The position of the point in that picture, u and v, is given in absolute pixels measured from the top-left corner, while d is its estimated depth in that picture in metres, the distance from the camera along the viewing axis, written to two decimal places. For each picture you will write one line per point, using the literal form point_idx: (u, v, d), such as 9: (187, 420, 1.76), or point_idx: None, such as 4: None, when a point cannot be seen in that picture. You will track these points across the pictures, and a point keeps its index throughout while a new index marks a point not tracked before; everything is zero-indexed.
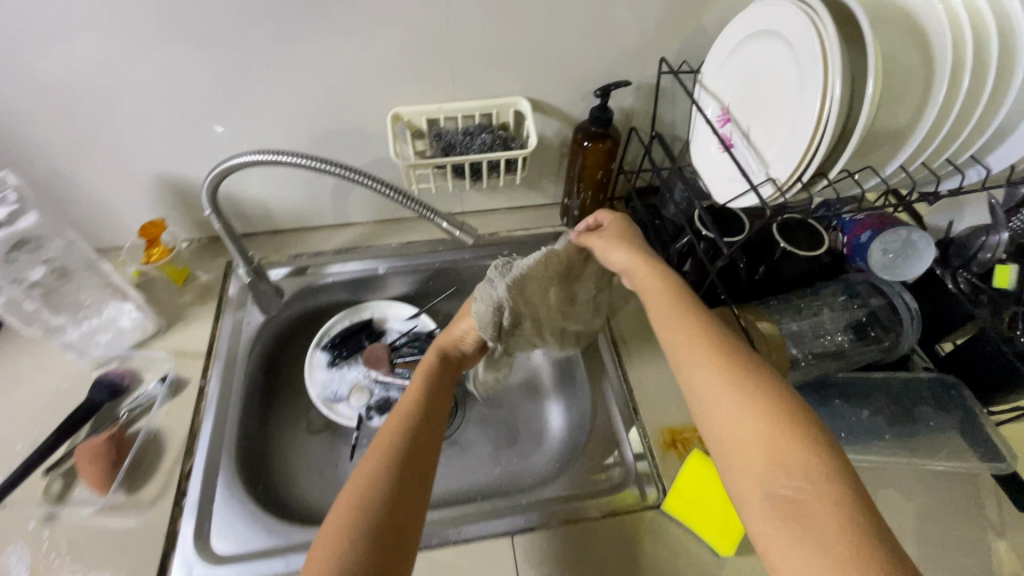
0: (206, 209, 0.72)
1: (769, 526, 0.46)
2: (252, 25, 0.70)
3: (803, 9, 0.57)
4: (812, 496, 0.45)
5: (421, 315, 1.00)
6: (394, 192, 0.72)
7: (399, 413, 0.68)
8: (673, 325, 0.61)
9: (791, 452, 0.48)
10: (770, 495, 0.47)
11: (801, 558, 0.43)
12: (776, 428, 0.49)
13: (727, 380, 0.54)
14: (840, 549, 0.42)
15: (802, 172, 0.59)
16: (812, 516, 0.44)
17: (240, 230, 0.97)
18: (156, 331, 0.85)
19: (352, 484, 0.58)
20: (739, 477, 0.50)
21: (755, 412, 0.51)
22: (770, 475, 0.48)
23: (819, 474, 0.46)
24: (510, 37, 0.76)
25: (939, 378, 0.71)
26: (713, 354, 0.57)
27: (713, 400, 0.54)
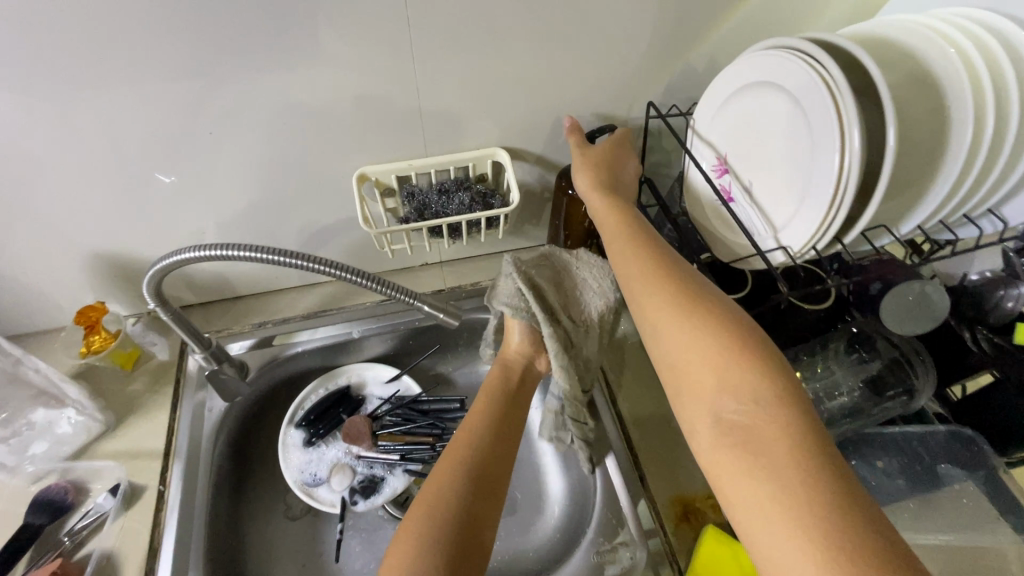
0: (149, 303, 0.64)
1: (719, 450, 0.48)
2: (196, 89, 0.63)
3: (820, 74, 0.53)
4: (757, 417, 0.47)
5: (402, 377, 0.92)
6: (365, 277, 0.64)
7: (471, 421, 0.68)
8: (628, 262, 0.62)
9: (738, 377, 0.49)
10: (717, 419, 0.49)
11: (742, 471, 0.46)
12: (724, 355, 0.51)
13: (677, 313, 0.55)
14: (780, 466, 0.44)
15: (819, 236, 0.57)
16: (757, 437, 0.46)
17: (194, 299, 0.88)
18: (104, 431, 0.76)
19: (426, 490, 0.59)
20: (690, 405, 0.52)
21: (703, 341, 0.52)
22: (718, 401, 0.50)
23: (763, 397, 0.48)
24: (483, 86, 0.71)
25: (956, 432, 0.67)
26: (664, 287, 0.58)
27: (665, 333, 0.55)
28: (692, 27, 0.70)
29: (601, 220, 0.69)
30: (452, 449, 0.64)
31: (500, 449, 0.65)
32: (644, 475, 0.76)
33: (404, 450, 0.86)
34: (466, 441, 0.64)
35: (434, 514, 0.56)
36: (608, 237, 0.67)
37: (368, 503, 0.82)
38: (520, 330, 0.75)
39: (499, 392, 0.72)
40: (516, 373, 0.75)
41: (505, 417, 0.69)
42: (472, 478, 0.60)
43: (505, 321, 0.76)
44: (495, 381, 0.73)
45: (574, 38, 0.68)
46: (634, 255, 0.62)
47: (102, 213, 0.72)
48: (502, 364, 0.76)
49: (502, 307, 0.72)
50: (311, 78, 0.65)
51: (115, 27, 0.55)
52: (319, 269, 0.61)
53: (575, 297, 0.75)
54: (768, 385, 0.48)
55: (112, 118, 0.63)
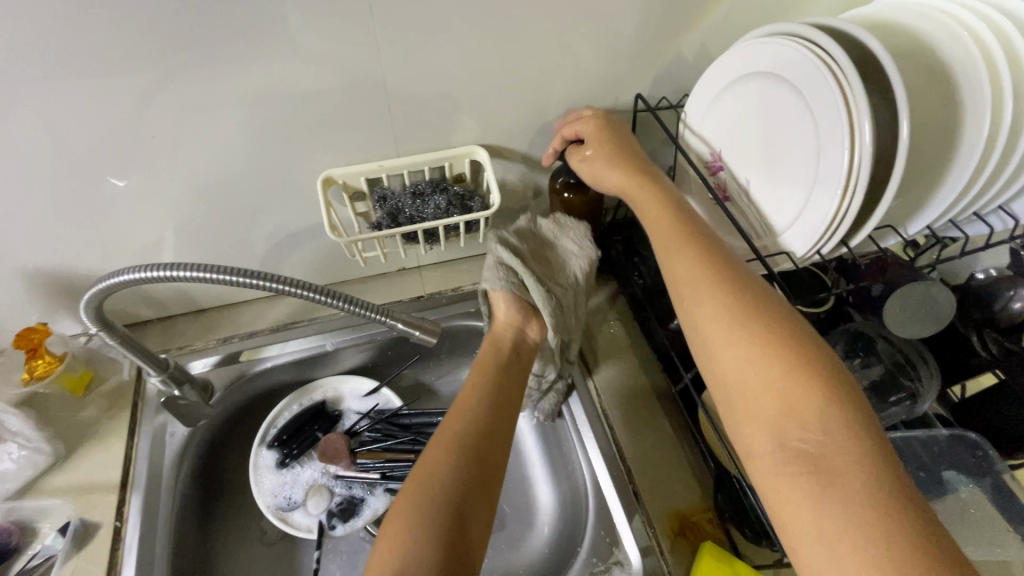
0: (89, 326, 0.59)
1: (782, 481, 0.43)
2: (135, 89, 0.56)
3: (830, 67, 0.50)
4: (829, 448, 0.42)
5: (381, 390, 0.87)
6: (327, 296, 0.60)
7: (460, 410, 0.60)
8: (673, 265, 0.57)
9: (807, 403, 0.44)
10: (782, 447, 0.44)
11: (814, 512, 0.41)
12: (791, 377, 0.46)
13: (736, 325, 0.50)
14: (855, 506, 0.39)
15: (827, 239, 0.54)
16: (828, 469, 0.41)
17: (152, 315, 0.82)
18: (52, 463, 0.69)
19: (407, 489, 0.52)
20: (747, 427, 0.47)
21: (768, 359, 0.47)
22: (783, 427, 0.45)
23: (836, 428, 0.43)
24: (456, 80, 0.66)
25: (961, 437, 0.64)
26: (719, 293, 0.52)
27: (720, 345, 0.50)
28: (682, 14, 0.65)
29: (641, 213, 0.63)
30: (438, 440, 0.57)
31: (496, 447, 0.57)
32: (637, 490, 0.71)
33: (384, 468, 0.80)
34: (453, 432, 0.57)
35: (417, 521, 0.49)
36: (653, 232, 0.61)
37: (348, 526, 0.77)
38: (506, 300, 0.69)
39: (489, 376, 0.64)
40: (507, 348, 0.69)
41: (500, 404, 0.62)
42: (462, 477, 0.53)
43: (489, 295, 0.70)
44: (484, 364, 0.66)
45: (555, 27, 0.63)
46: (680, 255, 0.57)
47: (39, 226, 0.65)
48: (491, 340, 0.69)
49: (486, 286, 0.68)
50: (266, 74, 0.59)
51: (32, 18, 0.48)
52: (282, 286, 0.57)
53: (560, 263, 0.72)
54: (842, 415, 0.43)
55: (40, 122, 0.56)
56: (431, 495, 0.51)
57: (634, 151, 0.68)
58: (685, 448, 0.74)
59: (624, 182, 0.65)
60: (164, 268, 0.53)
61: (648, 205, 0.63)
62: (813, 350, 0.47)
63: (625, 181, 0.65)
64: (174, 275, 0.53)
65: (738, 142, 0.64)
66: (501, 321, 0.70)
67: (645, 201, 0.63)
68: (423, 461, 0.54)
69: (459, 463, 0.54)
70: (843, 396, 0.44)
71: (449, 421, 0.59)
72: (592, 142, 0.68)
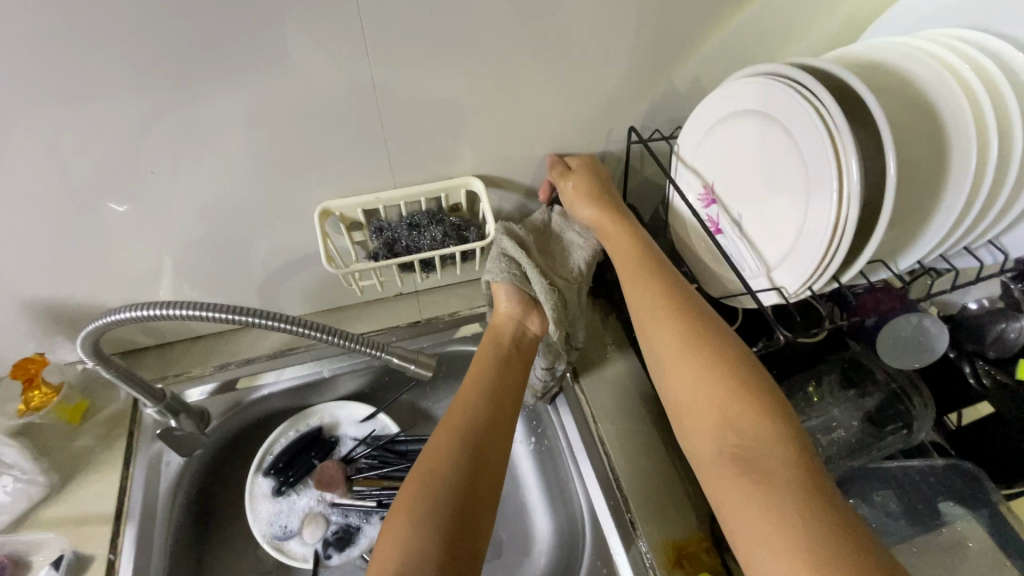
0: (86, 360, 0.59)
1: (722, 481, 0.50)
2: (135, 124, 0.57)
3: (817, 108, 0.51)
4: (760, 451, 0.49)
5: (379, 415, 0.87)
6: (322, 331, 0.63)
7: (461, 404, 0.64)
8: (637, 293, 0.64)
9: (743, 414, 0.51)
10: (721, 451, 0.51)
11: (747, 507, 0.47)
12: (731, 391, 0.53)
13: (687, 348, 0.57)
14: (781, 500, 0.45)
15: (818, 276, 0.55)
16: (758, 468, 0.48)
17: (149, 341, 0.82)
18: (48, 493, 0.69)
19: (416, 472, 0.57)
20: (695, 436, 0.54)
21: (712, 376, 0.54)
22: (723, 434, 0.52)
23: (766, 434, 0.50)
24: (452, 113, 0.67)
25: (957, 466, 0.65)
26: (673, 319, 0.60)
27: (673, 364, 0.58)
28: (671, 48, 0.67)
29: (611, 249, 0.71)
30: (442, 431, 0.61)
31: (495, 437, 0.62)
32: (634, 519, 0.70)
33: (381, 496, 0.80)
34: (458, 423, 0.62)
35: (421, 509, 0.54)
36: (620, 265, 0.68)
37: (344, 556, 0.77)
38: (508, 292, 0.72)
39: (491, 368, 0.68)
40: (508, 339, 0.72)
41: (499, 395, 0.66)
42: (463, 467, 0.57)
43: (492, 287, 0.74)
44: (485, 357, 0.70)
45: (547, 62, 0.64)
46: (641, 285, 0.64)
47: (38, 258, 0.66)
48: (493, 331, 0.73)
49: (488, 277, 0.72)
50: (263, 109, 0.60)
51: (36, 59, 0.50)
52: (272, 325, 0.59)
53: (564, 257, 0.76)
54: (773, 424, 0.50)
55: (42, 156, 0.57)
56: (435, 485, 0.56)
57: (606, 186, 0.74)
58: (682, 475, 0.73)
59: (599, 220, 0.73)
60: (165, 307, 0.55)
61: (618, 240, 0.70)
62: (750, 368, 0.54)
63: (601, 218, 0.72)
64: (176, 314, 0.55)
65: (731, 176, 0.65)
66: (502, 313, 0.73)
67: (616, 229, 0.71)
68: (427, 451, 0.59)
69: (464, 449, 0.59)
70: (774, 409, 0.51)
71: (453, 413, 0.63)
72: (573, 173, 0.74)
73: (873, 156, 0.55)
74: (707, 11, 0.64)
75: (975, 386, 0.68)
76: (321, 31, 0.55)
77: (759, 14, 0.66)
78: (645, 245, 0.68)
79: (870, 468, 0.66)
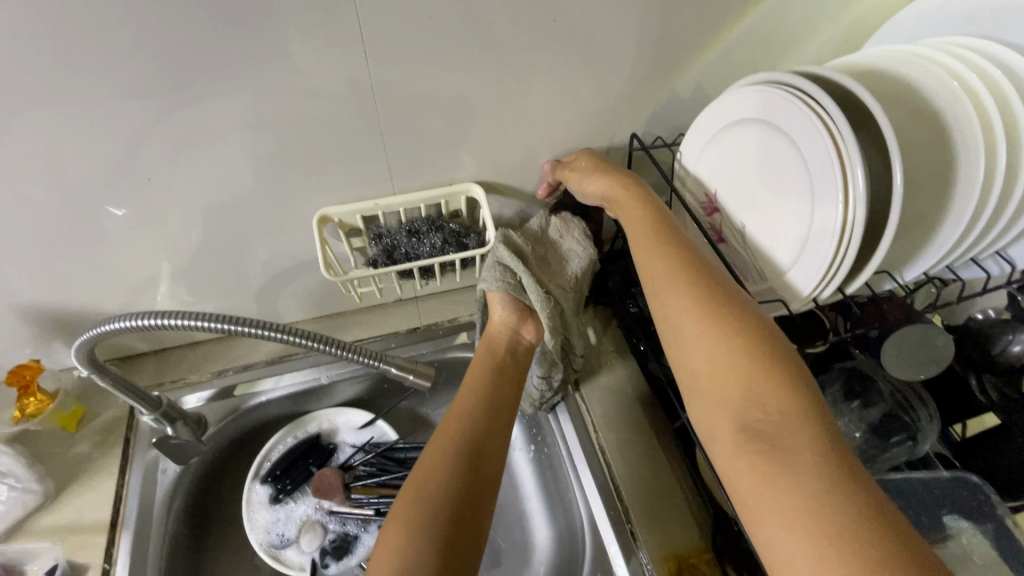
0: (81, 369, 0.59)
1: (742, 458, 0.48)
2: (133, 132, 0.57)
3: (822, 118, 0.50)
4: (783, 426, 0.47)
5: (377, 422, 0.86)
6: (319, 340, 0.63)
7: (457, 414, 0.63)
8: (651, 265, 0.61)
9: (764, 388, 0.49)
10: (741, 427, 0.49)
11: (771, 485, 0.44)
12: (753, 366, 0.50)
13: (707, 319, 0.54)
14: (805, 475, 0.43)
15: (823, 287, 0.54)
16: (781, 443, 0.46)
17: (147, 347, 0.81)
18: (43, 501, 0.69)
19: (411, 481, 0.57)
20: (713, 411, 0.51)
21: (734, 348, 0.52)
22: (744, 409, 0.49)
23: (788, 410, 0.47)
24: (453, 120, 0.66)
25: (962, 478, 0.64)
26: (692, 291, 0.57)
27: (691, 336, 0.55)
28: (673, 55, 0.66)
29: (625, 224, 0.68)
30: (440, 435, 0.61)
31: (490, 447, 0.61)
32: (634, 529, 0.69)
33: (378, 504, 0.80)
34: (453, 433, 0.61)
35: (416, 518, 0.53)
36: (632, 238, 0.65)
37: (341, 565, 0.77)
38: (503, 302, 0.71)
39: (487, 378, 0.67)
40: (502, 348, 0.71)
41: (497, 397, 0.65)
42: (460, 476, 0.57)
43: (486, 297, 0.73)
44: (479, 365, 0.69)
45: (548, 69, 0.64)
46: (657, 257, 0.61)
47: (36, 265, 0.66)
48: (487, 340, 0.72)
49: (483, 287, 0.71)
50: (261, 115, 0.59)
51: (34, 67, 0.50)
52: (268, 335, 0.59)
53: (562, 264, 0.75)
54: (796, 400, 0.48)
55: (38, 163, 0.56)
56: (433, 488, 0.55)
57: (614, 163, 0.71)
58: (682, 484, 0.72)
59: (611, 192, 0.69)
60: (169, 316, 0.55)
61: (633, 214, 0.67)
62: (769, 340, 0.52)
63: (612, 189, 0.69)
64: (179, 323, 0.56)
65: (733, 185, 0.64)
66: (496, 323, 0.72)
67: (628, 202, 0.68)
68: (425, 454, 0.59)
69: (459, 459, 0.58)
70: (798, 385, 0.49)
71: (448, 422, 0.63)
72: (578, 161, 0.72)
73: (878, 165, 0.55)
74: (709, 18, 0.63)
75: (980, 400, 0.68)
76: (319, 37, 0.55)
77: (762, 20, 0.65)
78: (660, 217, 0.65)
79: (880, 481, 0.65)
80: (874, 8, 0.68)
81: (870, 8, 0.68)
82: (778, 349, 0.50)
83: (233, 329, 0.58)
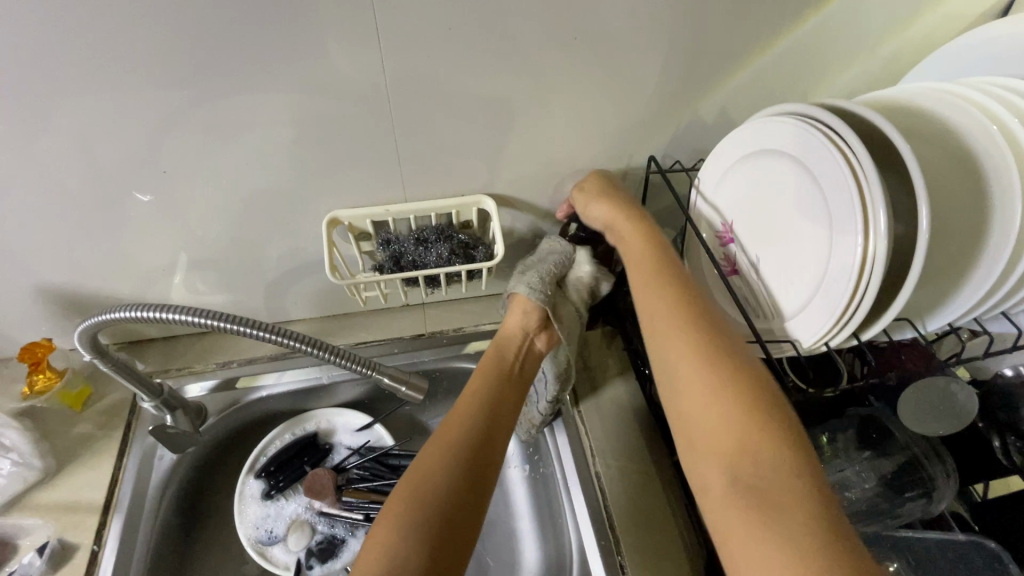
0: (85, 353, 0.61)
1: (732, 513, 0.45)
2: (147, 126, 0.58)
3: (846, 155, 0.48)
4: (777, 483, 0.44)
5: (375, 426, 0.86)
6: (308, 344, 0.63)
7: (458, 417, 0.63)
8: (651, 301, 0.60)
9: (760, 440, 0.47)
10: (735, 481, 0.46)
11: (762, 549, 0.42)
12: (749, 419, 0.48)
13: (702, 367, 0.53)
14: (799, 537, 0.41)
15: (837, 331, 0.52)
16: (775, 502, 0.43)
17: (156, 333, 0.83)
18: (43, 477, 0.70)
19: (398, 493, 0.55)
20: (705, 459, 0.49)
21: (729, 400, 0.50)
22: (736, 462, 0.47)
23: (783, 465, 0.45)
24: (467, 131, 0.66)
25: (979, 543, 0.60)
26: (691, 335, 0.55)
27: (687, 381, 0.53)
28: (700, 75, 0.64)
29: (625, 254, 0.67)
30: (436, 441, 0.60)
31: (492, 449, 0.61)
32: (623, 562, 0.66)
33: (368, 509, 0.79)
34: (453, 435, 0.60)
35: (413, 507, 0.53)
36: (628, 267, 0.65)
37: (325, 568, 0.76)
38: (528, 308, 0.72)
39: (491, 388, 0.67)
40: (512, 352, 0.72)
41: (494, 411, 0.65)
42: (459, 475, 0.56)
43: (511, 299, 0.74)
44: (488, 369, 0.69)
45: (568, 84, 0.63)
46: (656, 298, 0.60)
47: (54, 248, 0.68)
48: (499, 345, 0.72)
49: (518, 287, 0.73)
50: (279, 113, 0.60)
51: (56, 59, 0.51)
52: (263, 336, 0.60)
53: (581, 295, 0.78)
54: (792, 455, 0.46)
55: (58, 149, 0.58)
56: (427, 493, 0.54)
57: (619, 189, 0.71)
58: (682, 521, 0.70)
59: (612, 219, 0.68)
60: (169, 309, 0.56)
61: (634, 245, 0.67)
62: (764, 389, 0.50)
63: (616, 219, 0.68)
64: (185, 318, 0.57)
65: (750, 216, 0.62)
66: (515, 324, 0.73)
67: (626, 224, 0.67)
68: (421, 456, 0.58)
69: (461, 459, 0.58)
70: (791, 437, 0.47)
71: (447, 425, 0.62)
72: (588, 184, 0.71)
73: (903, 207, 0.52)
74: (736, 41, 0.61)
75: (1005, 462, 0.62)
76: (341, 41, 0.55)
77: (793, 48, 0.63)
78: (658, 245, 0.65)
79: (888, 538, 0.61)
80: (913, 43, 0.65)
81: (909, 42, 0.65)
82: (773, 402, 0.48)
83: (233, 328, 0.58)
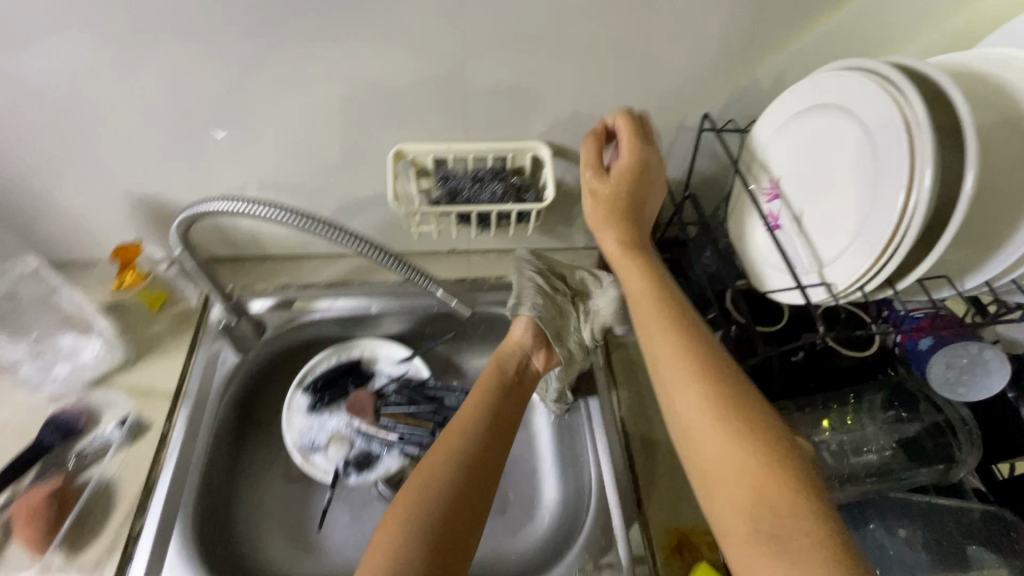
0: (174, 245, 0.67)
1: (754, 559, 0.47)
2: (238, 49, 0.63)
3: (904, 109, 0.50)
4: (796, 530, 0.46)
5: (413, 359, 0.91)
6: (375, 251, 0.65)
7: (459, 436, 0.63)
8: (657, 342, 0.60)
9: (775, 489, 0.48)
10: (755, 528, 0.48)
11: None
12: (762, 466, 0.50)
13: (713, 413, 0.54)
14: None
15: (869, 279, 0.54)
16: (796, 550, 0.45)
17: (224, 252, 0.90)
18: (122, 365, 0.78)
19: (400, 511, 0.56)
20: (724, 509, 0.51)
21: (740, 448, 0.51)
22: (756, 512, 0.48)
23: (799, 510, 0.47)
24: (531, 76, 0.69)
25: (996, 513, 0.63)
26: (698, 380, 0.56)
27: (699, 432, 0.54)
28: (763, 36, 0.66)
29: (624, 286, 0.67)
30: (438, 458, 0.61)
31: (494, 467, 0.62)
32: (641, 499, 0.73)
33: (403, 432, 0.85)
34: (455, 452, 0.61)
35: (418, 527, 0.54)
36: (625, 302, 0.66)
37: (360, 477, 0.82)
38: (527, 326, 0.77)
39: (492, 403, 0.68)
40: (513, 367, 0.75)
41: (496, 426, 0.66)
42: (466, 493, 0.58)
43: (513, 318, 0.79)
44: (488, 384, 0.71)
45: (636, 35, 0.64)
46: (660, 339, 0.60)
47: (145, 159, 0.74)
48: (498, 356, 0.76)
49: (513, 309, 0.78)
50: (358, 43, 0.63)
51: None
52: (337, 238, 0.62)
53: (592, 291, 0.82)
54: (807, 503, 0.48)
55: (158, 64, 0.63)
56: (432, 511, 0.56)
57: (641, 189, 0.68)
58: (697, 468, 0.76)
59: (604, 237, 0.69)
60: (255, 204, 0.60)
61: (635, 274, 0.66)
62: (772, 432, 0.52)
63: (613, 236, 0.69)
64: (251, 211, 0.60)
65: (799, 171, 0.64)
66: (514, 339, 0.77)
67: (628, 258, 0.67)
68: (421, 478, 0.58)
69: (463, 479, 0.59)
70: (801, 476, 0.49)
71: (448, 444, 0.63)
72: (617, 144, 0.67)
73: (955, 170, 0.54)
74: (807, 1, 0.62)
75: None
76: None
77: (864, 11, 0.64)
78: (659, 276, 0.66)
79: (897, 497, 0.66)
80: (982, 18, 0.66)
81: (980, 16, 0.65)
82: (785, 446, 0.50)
83: (303, 226, 0.61)
